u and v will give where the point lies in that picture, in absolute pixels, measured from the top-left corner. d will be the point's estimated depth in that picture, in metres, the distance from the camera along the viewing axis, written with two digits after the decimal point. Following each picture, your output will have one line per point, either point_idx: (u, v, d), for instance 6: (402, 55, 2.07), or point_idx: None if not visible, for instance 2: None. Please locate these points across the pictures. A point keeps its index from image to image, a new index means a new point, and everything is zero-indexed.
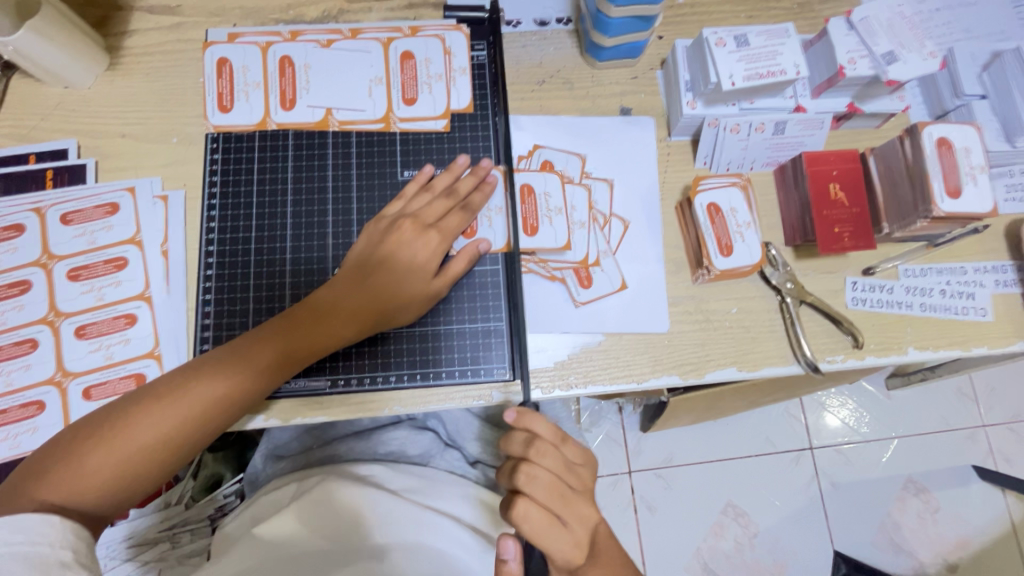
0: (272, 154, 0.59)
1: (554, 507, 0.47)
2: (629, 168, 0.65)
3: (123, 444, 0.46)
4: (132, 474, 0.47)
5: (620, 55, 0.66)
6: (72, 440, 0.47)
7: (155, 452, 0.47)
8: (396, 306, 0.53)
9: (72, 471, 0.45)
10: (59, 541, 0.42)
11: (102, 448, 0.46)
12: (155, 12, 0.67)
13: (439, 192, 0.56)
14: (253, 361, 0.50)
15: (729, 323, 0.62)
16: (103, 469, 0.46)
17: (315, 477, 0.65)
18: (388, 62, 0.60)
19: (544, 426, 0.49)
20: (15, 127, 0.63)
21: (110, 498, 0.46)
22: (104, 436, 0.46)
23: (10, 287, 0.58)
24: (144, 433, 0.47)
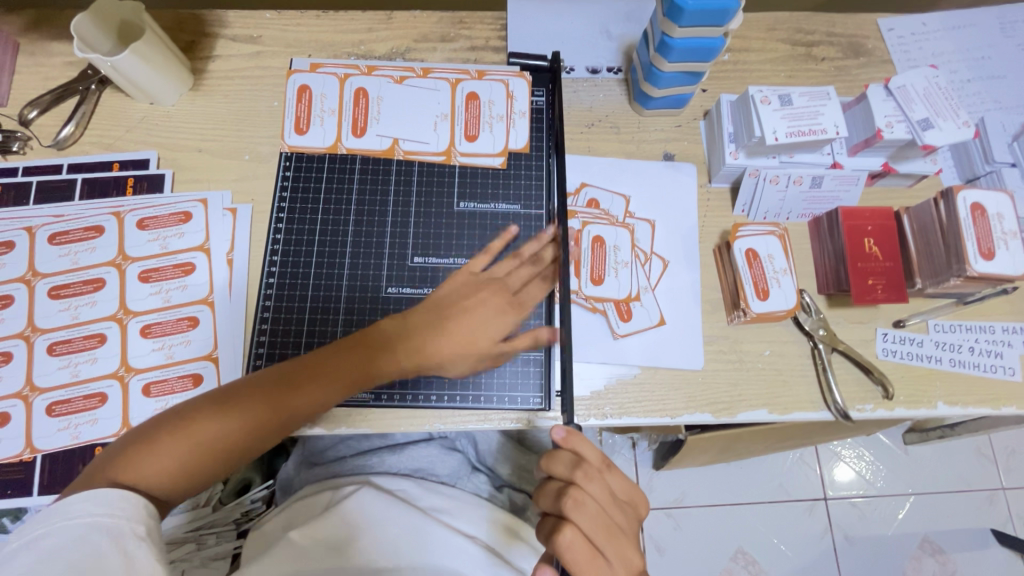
0: (340, 177, 0.62)
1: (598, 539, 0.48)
2: (671, 211, 0.68)
3: (191, 449, 0.48)
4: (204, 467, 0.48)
5: (666, 105, 0.70)
6: (145, 433, 0.47)
7: (217, 459, 0.49)
8: (453, 364, 0.54)
9: (144, 465, 0.46)
10: (136, 515, 0.44)
11: (174, 450, 0.47)
12: (239, 40, 0.73)
13: (525, 259, 0.59)
14: (322, 387, 0.52)
15: (762, 365, 0.64)
16: (170, 469, 0.47)
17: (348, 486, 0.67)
18: (454, 101, 0.64)
19: (590, 451, 0.51)
20: (102, 136, 0.68)
21: (174, 491, 0.48)
22: (183, 429, 0.48)
23: (84, 284, 0.62)
24: (212, 441, 0.48)
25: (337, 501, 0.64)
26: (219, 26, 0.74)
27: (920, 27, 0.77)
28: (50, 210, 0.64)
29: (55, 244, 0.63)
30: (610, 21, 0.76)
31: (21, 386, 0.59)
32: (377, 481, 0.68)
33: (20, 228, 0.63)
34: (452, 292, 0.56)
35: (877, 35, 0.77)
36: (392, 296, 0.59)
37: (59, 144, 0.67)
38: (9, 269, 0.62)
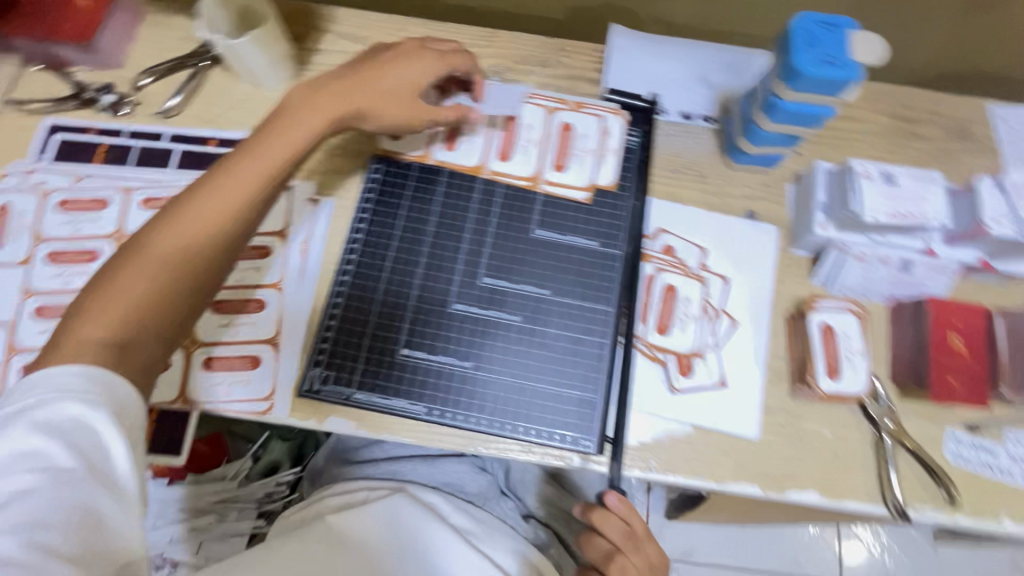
0: (426, 186, 0.63)
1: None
2: (746, 271, 0.67)
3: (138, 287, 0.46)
4: (163, 297, 0.46)
5: (757, 162, 0.69)
6: (85, 293, 0.45)
7: (171, 275, 0.47)
8: (376, 91, 0.57)
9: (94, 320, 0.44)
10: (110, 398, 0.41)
11: (125, 275, 0.45)
12: (345, 38, 0.75)
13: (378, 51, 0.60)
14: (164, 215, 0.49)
15: (820, 446, 0.61)
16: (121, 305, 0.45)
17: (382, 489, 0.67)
18: (549, 130, 0.65)
19: (640, 525, 0.52)
20: (205, 112, 0.71)
21: (135, 326, 0.45)
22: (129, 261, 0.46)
23: None
24: (149, 268, 0.46)
25: (371, 499, 0.65)
26: (328, 21, 0.76)
27: None
28: (147, 175, 0.67)
29: (146, 208, 0.65)
30: (710, 68, 0.75)
31: None
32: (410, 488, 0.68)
33: (117, 188, 0.66)
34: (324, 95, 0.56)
35: (986, 121, 0.74)
36: (458, 311, 0.59)
37: (165, 113, 0.70)
38: (100, 225, 0.64)
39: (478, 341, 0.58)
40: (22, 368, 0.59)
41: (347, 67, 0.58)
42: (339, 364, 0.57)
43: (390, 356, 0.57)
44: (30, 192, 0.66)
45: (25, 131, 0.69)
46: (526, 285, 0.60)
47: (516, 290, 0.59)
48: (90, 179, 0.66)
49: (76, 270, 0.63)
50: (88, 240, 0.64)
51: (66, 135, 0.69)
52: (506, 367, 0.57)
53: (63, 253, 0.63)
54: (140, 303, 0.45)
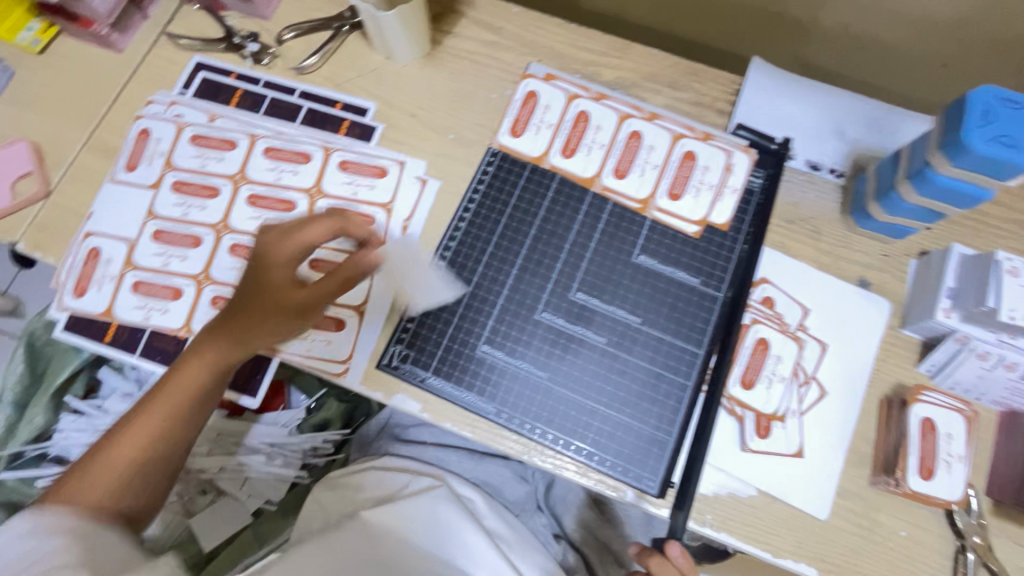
0: (535, 189, 0.63)
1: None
2: (847, 342, 0.63)
3: (124, 471, 0.55)
4: (152, 456, 0.55)
5: (883, 230, 0.64)
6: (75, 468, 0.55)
7: (140, 457, 0.55)
8: (245, 339, 0.56)
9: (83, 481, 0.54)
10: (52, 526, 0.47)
11: (109, 458, 0.54)
12: (480, 24, 0.75)
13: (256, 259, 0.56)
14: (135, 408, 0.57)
15: (892, 544, 0.57)
16: (107, 484, 0.54)
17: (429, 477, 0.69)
18: (671, 155, 0.62)
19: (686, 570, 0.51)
20: (336, 75, 0.73)
21: (136, 495, 0.55)
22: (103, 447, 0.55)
23: (278, 202, 0.66)
24: (154, 425, 0.55)
25: (414, 489, 0.67)
26: (467, 5, 0.75)
27: None
28: (274, 126, 0.70)
29: (267, 156, 0.68)
30: (850, 122, 0.71)
31: (199, 270, 0.64)
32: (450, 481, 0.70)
33: (245, 132, 0.69)
34: (224, 339, 0.56)
35: None
36: (543, 320, 0.58)
37: (300, 70, 0.72)
38: (224, 165, 0.68)
39: (558, 355, 0.57)
40: (133, 284, 0.64)
41: (246, 296, 0.56)
42: (419, 347, 0.58)
43: (470, 349, 0.57)
44: (168, 122, 0.70)
45: (174, 65, 0.73)
46: (617, 308, 0.58)
47: (606, 312, 0.58)
48: (222, 120, 0.70)
49: (196, 203, 0.66)
50: (211, 177, 0.67)
51: (208, 74, 0.73)
52: (581, 387, 0.56)
53: (187, 185, 0.67)
54: (135, 466, 0.55)
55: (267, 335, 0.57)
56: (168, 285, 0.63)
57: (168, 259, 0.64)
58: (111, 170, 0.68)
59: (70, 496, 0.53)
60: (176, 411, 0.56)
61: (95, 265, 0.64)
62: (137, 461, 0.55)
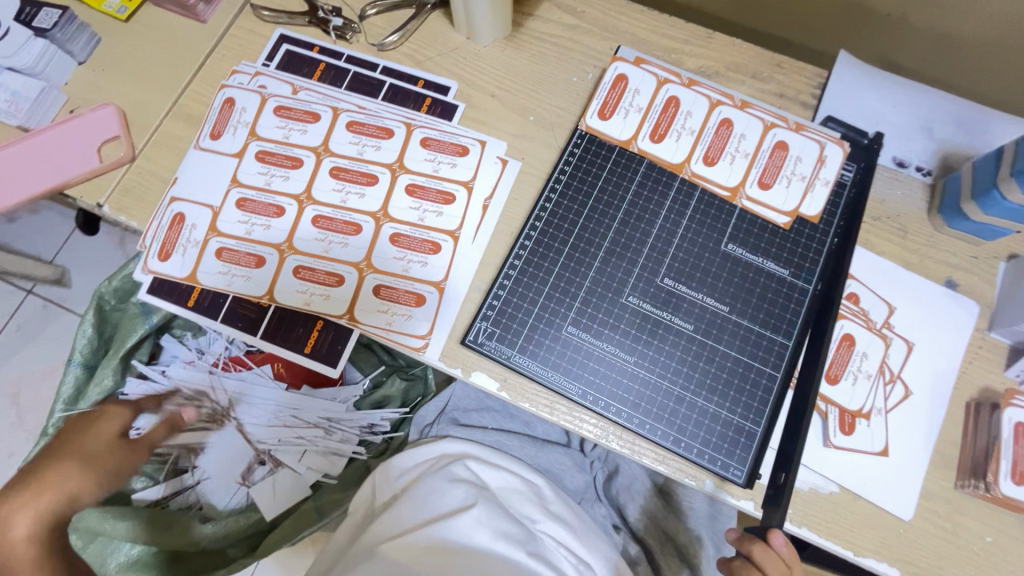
0: (622, 172, 0.62)
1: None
2: (933, 343, 0.61)
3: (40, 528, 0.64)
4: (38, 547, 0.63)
5: (974, 231, 0.63)
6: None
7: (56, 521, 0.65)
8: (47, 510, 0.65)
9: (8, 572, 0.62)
10: None
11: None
12: (563, 8, 0.74)
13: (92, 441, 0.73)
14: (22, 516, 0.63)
15: (977, 550, 0.56)
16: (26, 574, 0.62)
17: (462, 493, 0.62)
18: (762, 144, 0.62)
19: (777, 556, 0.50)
20: (417, 53, 0.73)
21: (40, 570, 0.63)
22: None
23: (360, 176, 0.66)
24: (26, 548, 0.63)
25: (444, 512, 0.59)
26: None
27: None
28: (357, 101, 0.70)
29: (349, 131, 0.68)
30: (937, 120, 0.69)
31: (281, 240, 0.64)
32: (488, 483, 0.68)
33: (328, 106, 0.69)
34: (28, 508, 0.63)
35: None
36: (630, 304, 0.57)
37: (381, 47, 0.72)
38: (307, 137, 0.68)
39: (644, 339, 0.56)
40: (216, 250, 0.64)
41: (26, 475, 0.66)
42: (504, 325, 0.58)
43: (554, 329, 0.57)
44: (252, 92, 0.70)
45: (257, 37, 0.74)
46: (704, 296, 0.58)
47: (693, 299, 0.58)
48: (306, 93, 0.70)
49: (279, 173, 0.67)
50: (295, 148, 0.68)
51: (292, 48, 0.73)
52: (667, 373, 0.56)
53: (271, 154, 0.67)
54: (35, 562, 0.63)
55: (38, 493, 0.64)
56: (251, 253, 0.64)
57: (251, 227, 0.65)
58: (196, 137, 0.69)
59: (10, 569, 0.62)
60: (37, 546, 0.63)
61: (180, 229, 0.65)
62: (65, 503, 0.66)
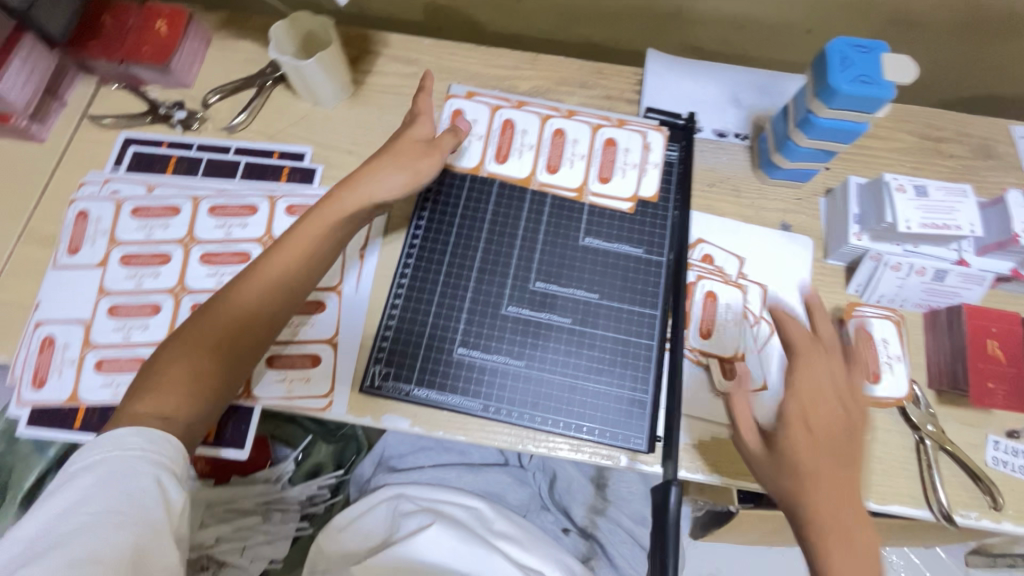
0: (478, 195, 0.67)
1: (836, 460, 0.54)
2: (783, 280, 0.69)
3: (198, 364, 0.54)
4: (207, 381, 0.54)
5: (790, 177, 0.72)
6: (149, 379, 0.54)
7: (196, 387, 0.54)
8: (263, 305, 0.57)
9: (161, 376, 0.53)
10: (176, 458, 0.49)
11: (152, 400, 0.52)
12: (398, 60, 0.80)
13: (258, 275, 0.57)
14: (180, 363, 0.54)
15: (862, 450, 0.62)
16: (180, 395, 0.53)
17: (418, 518, 0.66)
18: (594, 144, 0.69)
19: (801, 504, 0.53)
20: (267, 128, 0.75)
21: (182, 415, 0.53)
22: (191, 374, 0.54)
23: (232, 256, 0.68)
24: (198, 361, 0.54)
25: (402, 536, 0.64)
26: (382, 45, 0.80)
27: None
28: (215, 185, 0.71)
29: (213, 215, 0.69)
30: (742, 90, 0.79)
31: (164, 336, 0.64)
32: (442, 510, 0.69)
33: (187, 196, 0.70)
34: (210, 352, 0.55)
35: (1009, 141, 0.77)
36: (510, 313, 0.61)
37: (231, 129, 0.75)
38: (171, 230, 0.68)
39: (530, 341, 0.61)
40: (96, 363, 0.63)
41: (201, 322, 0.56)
42: (397, 363, 0.60)
43: (446, 354, 0.60)
44: (106, 199, 0.70)
45: (102, 145, 0.74)
46: (575, 289, 0.63)
47: (565, 294, 0.62)
48: (162, 188, 0.71)
49: (148, 272, 0.66)
50: (160, 244, 0.68)
51: (139, 148, 0.74)
52: (558, 367, 0.60)
53: (137, 255, 0.67)
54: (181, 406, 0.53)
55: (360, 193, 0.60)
56: (134, 357, 0.63)
57: (129, 331, 0.64)
58: (53, 256, 0.67)
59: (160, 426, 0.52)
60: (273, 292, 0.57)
61: (52, 352, 0.63)
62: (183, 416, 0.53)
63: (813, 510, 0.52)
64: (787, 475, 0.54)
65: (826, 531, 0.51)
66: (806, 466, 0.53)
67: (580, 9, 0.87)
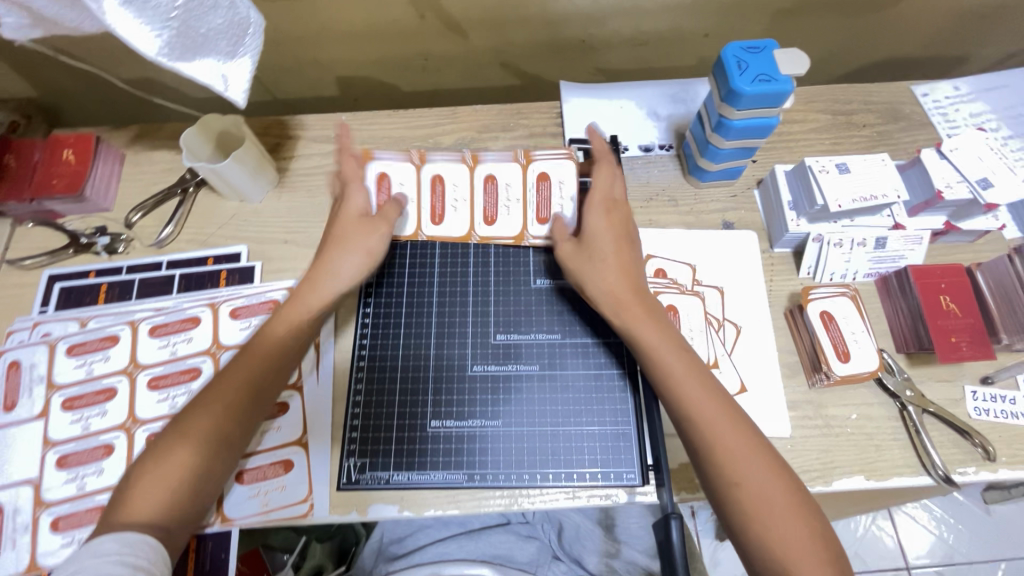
0: (422, 259, 0.66)
1: (736, 424, 0.52)
2: (737, 278, 0.70)
3: (191, 437, 0.52)
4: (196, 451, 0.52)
5: (721, 177, 0.74)
6: (149, 452, 0.53)
7: (196, 463, 0.52)
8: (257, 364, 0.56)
9: (138, 493, 0.50)
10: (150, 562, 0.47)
11: (147, 477, 0.51)
12: (318, 140, 0.79)
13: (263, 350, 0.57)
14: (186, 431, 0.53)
15: (851, 430, 0.62)
16: (167, 483, 0.51)
17: None
18: (526, 184, 0.67)
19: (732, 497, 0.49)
20: (197, 234, 0.74)
21: (172, 503, 0.51)
22: (182, 442, 0.52)
23: (181, 374, 0.65)
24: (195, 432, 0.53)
25: None
26: (299, 129, 0.80)
27: (954, 91, 0.81)
28: (151, 304, 0.68)
29: (154, 336, 0.66)
30: (658, 103, 0.81)
31: (121, 477, 0.60)
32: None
33: (123, 322, 0.67)
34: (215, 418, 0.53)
35: (913, 100, 0.81)
36: (477, 373, 0.60)
37: (159, 243, 0.72)
38: (112, 362, 0.65)
39: (502, 397, 0.59)
40: (51, 523, 0.59)
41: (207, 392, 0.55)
42: (372, 450, 0.58)
43: (419, 430, 0.58)
44: (37, 344, 0.66)
45: (26, 287, 0.71)
46: (535, 333, 0.62)
47: (528, 340, 0.62)
48: (95, 320, 0.67)
49: (94, 412, 0.63)
50: (102, 379, 0.64)
51: (65, 283, 0.70)
52: (536, 417, 0.58)
53: (79, 397, 0.64)
54: (166, 495, 0.51)
55: (325, 274, 0.59)
56: (92, 506, 0.59)
57: (82, 480, 0.60)
58: None
59: (145, 506, 0.50)
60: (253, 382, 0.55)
61: (2, 521, 0.59)
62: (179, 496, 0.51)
63: (729, 482, 0.50)
64: (700, 449, 0.51)
65: (744, 500, 0.49)
66: (710, 436, 0.51)
67: (488, 55, 0.88)
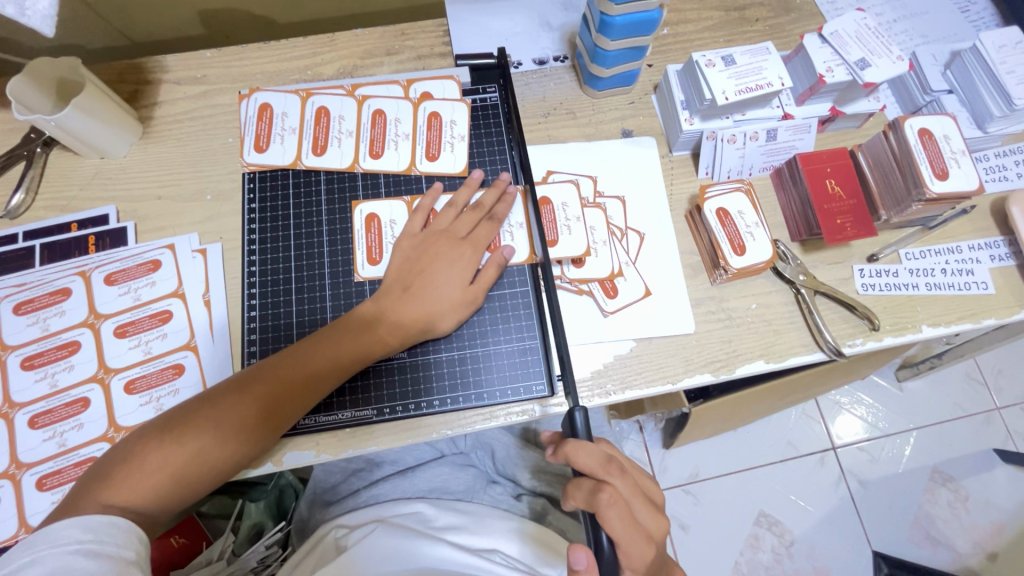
0: (307, 205, 0.65)
1: None
2: (637, 186, 0.69)
3: (226, 416, 0.50)
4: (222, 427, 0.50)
5: (616, 84, 0.72)
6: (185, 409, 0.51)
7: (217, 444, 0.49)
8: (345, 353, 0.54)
9: (156, 450, 0.48)
10: (125, 542, 0.45)
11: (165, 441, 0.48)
12: (182, 83, 0.71)
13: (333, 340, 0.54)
14: (238, 405, 0.50)
15: (751, 318, 0.65)
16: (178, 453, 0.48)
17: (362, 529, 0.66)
18: (417, 119, 0.68)
19: None
20: (56, 199, 0.66)
21: (167, 474, 0.48)
22: (215, 411, 0.50)
23: (58, 350, 0.60)
24: (237, 410, 0.50)
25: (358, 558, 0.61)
26: (160, 71, 0.72)
27: None
28: (12, 280, 0.62)
29: (21, 314, 0.60)
30: (549, 11, 0.77)
31: (7, 465, 0.56)
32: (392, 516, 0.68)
33: None
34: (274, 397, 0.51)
35: None
36: None
37: (11, 213, 0.65)
38: None
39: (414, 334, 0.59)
40: None
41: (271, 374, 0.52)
42: None
43: None
44: None
45: None
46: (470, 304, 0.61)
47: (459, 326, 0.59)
48: None
49: None
50: None
51: None
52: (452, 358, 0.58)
53: None
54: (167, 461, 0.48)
55: (422, 282, 0.57)
56: None
57: None
58: None
59: (144, 463, 0.48)
60: (310, 371, 0.53)
61: None
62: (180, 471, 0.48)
63: None
64: None
65: None
66: None
67: None
